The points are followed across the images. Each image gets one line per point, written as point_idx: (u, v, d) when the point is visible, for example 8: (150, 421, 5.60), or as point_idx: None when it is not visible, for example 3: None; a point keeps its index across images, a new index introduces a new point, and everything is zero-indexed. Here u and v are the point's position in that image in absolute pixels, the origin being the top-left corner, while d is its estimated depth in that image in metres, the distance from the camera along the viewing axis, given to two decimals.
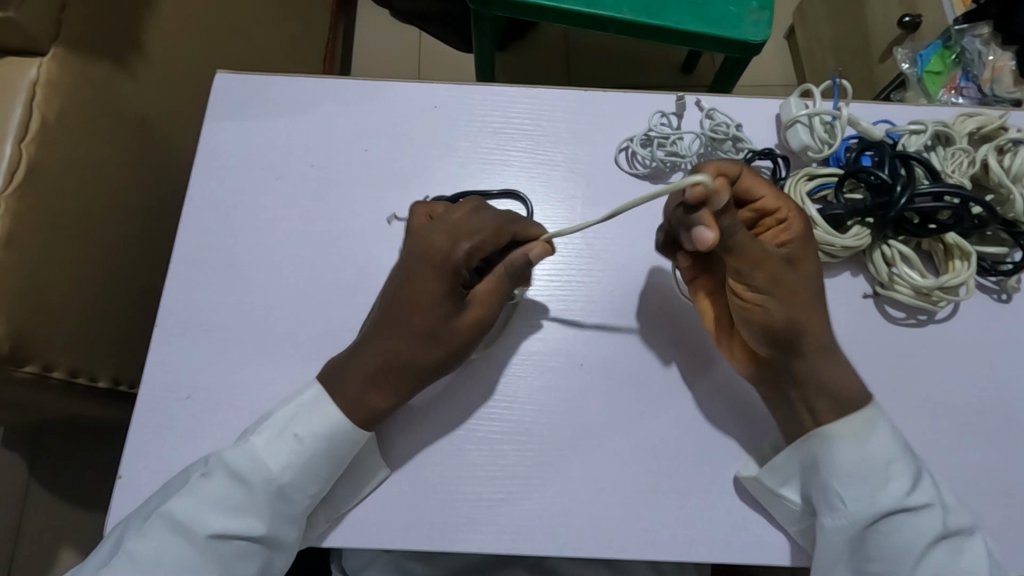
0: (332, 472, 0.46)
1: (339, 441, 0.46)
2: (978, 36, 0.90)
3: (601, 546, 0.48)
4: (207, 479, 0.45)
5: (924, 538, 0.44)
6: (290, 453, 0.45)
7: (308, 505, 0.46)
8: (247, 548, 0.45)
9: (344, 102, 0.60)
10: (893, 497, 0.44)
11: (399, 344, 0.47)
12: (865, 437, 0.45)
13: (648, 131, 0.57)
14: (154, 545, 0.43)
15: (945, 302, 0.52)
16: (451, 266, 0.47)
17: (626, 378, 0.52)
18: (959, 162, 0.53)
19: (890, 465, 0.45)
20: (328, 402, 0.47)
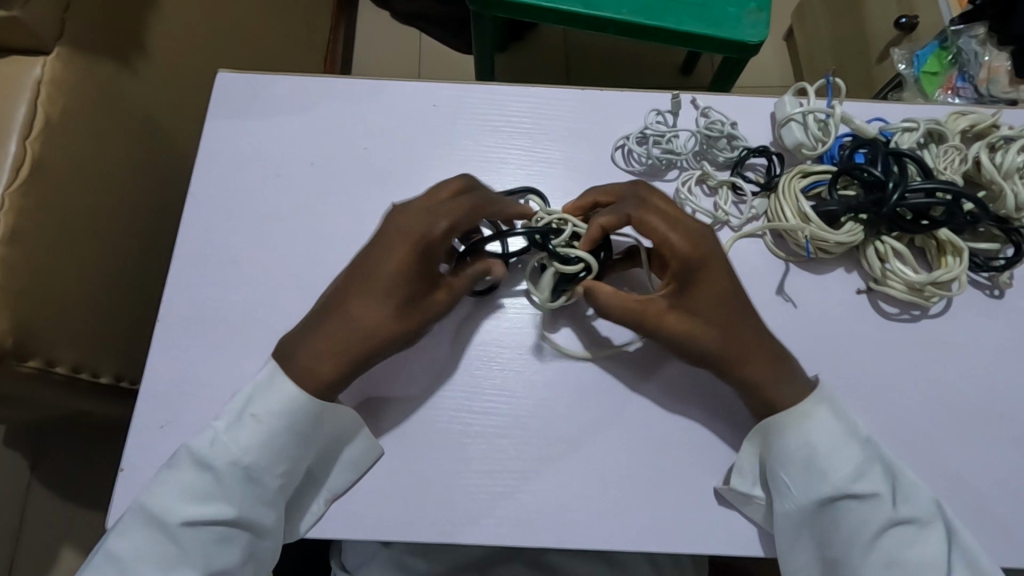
0: (296, 448, 0.46)
1: (296, 416, 0.46)
2: (974, 37, 0.91)
3: (598, 538, 0.48)
4: (176, 470, 0.45)
5: (871, 525, 0.44)
6: (250, 433, 0.45)
7: (279, 485, 0.46)
8: (227, 532, 0.45)
9: (345, 101, 0.61)
10: (838, 485, 0.45)
11: (361, 312, 0.46)
12: (805, 426, 0.46)
13: (644, 130, 0.58)
14: (133, 539, 0.44)
15: (938, 297, 0.53)
16: (423, 248, 0.47)
17: (623, 375, 0.52)
18: (951, 159, 0.54)
19: (834, 454, 0.46)
20: (281, 377, 0.47)
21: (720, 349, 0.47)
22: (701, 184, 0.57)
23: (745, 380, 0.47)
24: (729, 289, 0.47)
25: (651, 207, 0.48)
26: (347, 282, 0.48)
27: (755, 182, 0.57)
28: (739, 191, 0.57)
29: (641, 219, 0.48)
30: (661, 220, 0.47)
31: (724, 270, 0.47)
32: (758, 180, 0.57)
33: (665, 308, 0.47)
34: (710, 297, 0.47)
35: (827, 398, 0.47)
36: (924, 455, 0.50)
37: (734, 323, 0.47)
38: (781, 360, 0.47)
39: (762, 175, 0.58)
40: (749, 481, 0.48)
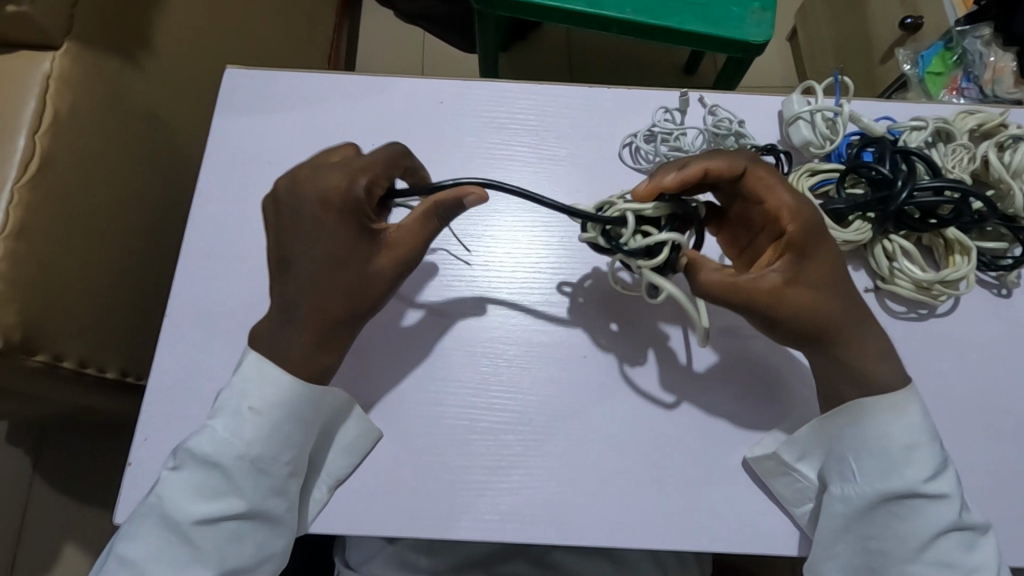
0: (298, 436, 0.46)
1: (295, 405, 0.45)
2: (980, 37, 0.91)
3: (605, 535, 0.48)
4: (180, 469, 0.45)
5: (937, 525, 0.44)
6: (252, 427, 0.44)
7: (287, 473, 0.45)
8: (240, 528, 0.44)
9: (352, 98, 0.61)
10: (911, 482, 0.44)
11: (309, 290, 0.45)
12: (893, 420, 0.45)
13: (652, 127, 0.58)
14: (146, 542, 0.43)
15: (945, 297, 0.53)
16: (351, 205, 0.46)
17: (630, 371, 0.52)
18: (960, 158, 0.54)
19: (913, 450, 0.45)
20: (271, 368, 0.45)
21: (832, 325, 0.46)
22: None
23: (844, 354, 0.46)
24: (838, 262, 0.47)
25: (767, 170, 0.47)
26: (297, 260, 0.46)
27: None
28: None
29: (756, 180, 0.47)
30: (780, 182, 0.46)
31: (834, 244, 0.47)
32: None
33: (780, 279, 0.45)
34: (825, 267, 0.46)
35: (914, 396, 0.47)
36: None
37: (843, 296, 0.46)
38: (878, 334, 0.47)
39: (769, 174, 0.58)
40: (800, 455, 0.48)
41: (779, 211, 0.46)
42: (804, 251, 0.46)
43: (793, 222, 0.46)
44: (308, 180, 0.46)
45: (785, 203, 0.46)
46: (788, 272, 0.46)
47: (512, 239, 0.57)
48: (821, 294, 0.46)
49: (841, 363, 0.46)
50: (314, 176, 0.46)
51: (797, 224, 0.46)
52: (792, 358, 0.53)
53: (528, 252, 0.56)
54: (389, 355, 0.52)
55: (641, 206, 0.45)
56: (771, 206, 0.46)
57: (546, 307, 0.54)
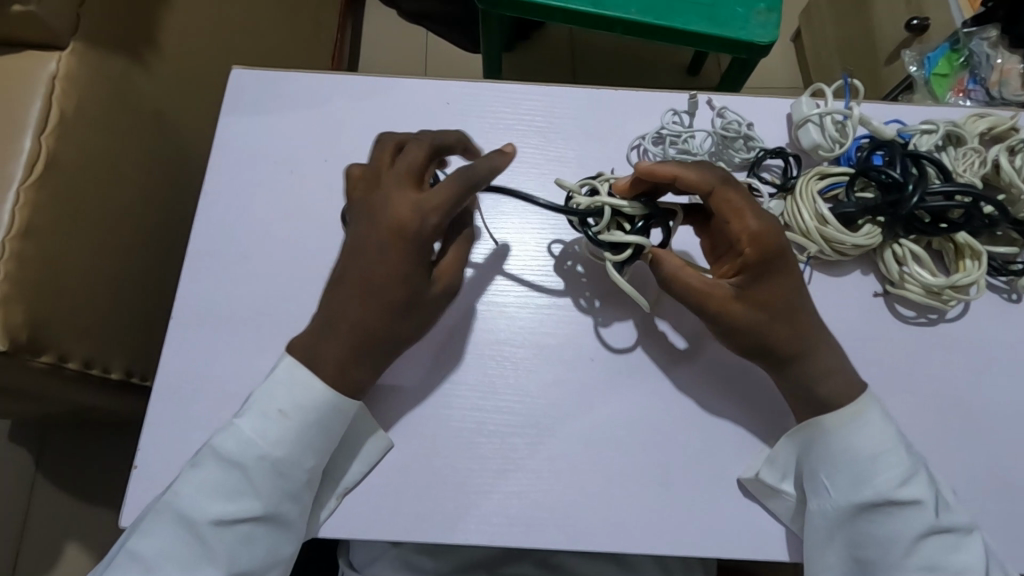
0: (323, 443, 0.46)
1: (322, 411, 0.45)
2: (986, 39, 0.91)
3: (611, 539, 0.48)
4: (199, 467, 0.45)
5: (915, 531, 0.44)
6: (280, 428, 0.45)
7: (305, 480, 0.46)
8: (252, 531, 0.44)
9: (358, 99, 0.61)
10: (883, 490, 0.44)
11: (359, 313, 0.46)
12: (857, 429, 0.46)
13: (660, 130, 0.57)
14: (157, 540, 0.43)
15: (955, 301, 0.52)
16: (413, 241, 0.46)
17: (637, 374, 0.52)
18: (970, 162, 0.53)
19: (880, 457, 0.45)
20: (303, 371, 0.46)
21: (779, 350, 0.46)
22: None
23: (801, 372, 0.46)
24: (798, 282, 0.47)
25: (734, 188, 0.47)
26: (349, 283, 0.46)
27: (771, 183, 0.56)
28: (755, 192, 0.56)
29: (723, 199, 0.46)
30: (744, 202, 0.46)
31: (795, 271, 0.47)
32: (774, 180, 0.57)
33: (730, 294, 0.46)
34: (779, 293, 0.46)
35: (875, 402, 0.47)
36: (937, 459, 0.50)
37: (797, 317, 0.46)
38: (832, 358, 0.47)
39: (778, 177, 0.58)
40: (779, 475, 0.48)
41: (740, 235, 0.46)
42: (758, 278, 0.46)
43: (750, 250, 0.46)
44: (379, 205, 0.47)
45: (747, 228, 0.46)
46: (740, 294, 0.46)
47: (520, 240, 0.56)
48: (769, 322, 0.46)
49: (797, 378, 0.47)
50: (386, 204, 0.47)
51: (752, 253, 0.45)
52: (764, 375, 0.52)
53: (535, 254, 0.56)
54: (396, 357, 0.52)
55: (619, 202, 0.46)
56: (736, 228, 0.46)
57: (554, 309, 0.54)
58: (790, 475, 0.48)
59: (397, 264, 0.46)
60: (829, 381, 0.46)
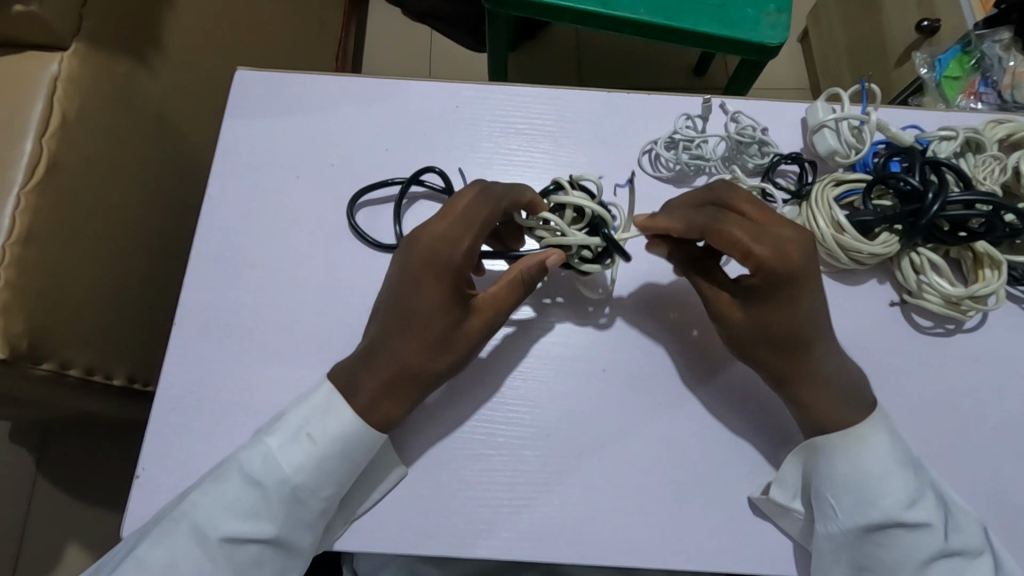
0: (344, 475, 0.45)
1: (351, 441, 0.45)
2: (998, 41, 0.90)
3: (624, 554, 0.47)
4: (222, 482, 0.44)
5: (921, 554, 0.43)
6: (303, 455, 0.44)
7: (322, 509, 0.45)
8: (262, 553, 0.44)
9: (364, 102, 0.60)
10: (889, 512, 0.43)
11: (398, 353, 0.46)
12: (861, 450, 0.44)
13: (673, 134, 0.56)
14: (169, 550, 0.42)
15: (975, 312, 0.51)
16: (449, 267, 0.45)
17: (649, 385, 0.51)
18: (991, 169, 0.52)
19: (886, 479, 0.44)
20: (340, 402, 0.46)
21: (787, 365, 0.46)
22: None
23: (798, 400, 0.46)
24: (814, 308, 0.44)
25: (732, 218, 0.44)
26: (388, 318, 0.47)
27: (786, 189, 0.56)
28: (770, 198, 0.55)
29: (717, 235, 0.44)
30: (746, 236, 0.43)
31: (810, 291, 0.44)
32: (789, 186, 0.56)
33: (733, 302, 0.47)
34: (788, 313, 0.44)
35: (882, 421, 0.46)
36: (958, 474, 0.49)
37: (804, 345, 0.45)
38: (826, 385, 0.45)
39: (793, 183, 0.56)
40: (790, 495, 0.47)
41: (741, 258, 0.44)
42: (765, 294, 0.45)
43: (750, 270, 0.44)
44: (414, 240, 0.46)
45: (749, 251, 0.43)
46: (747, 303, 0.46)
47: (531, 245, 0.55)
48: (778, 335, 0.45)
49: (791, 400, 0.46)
50: (420, 233, 0.46)
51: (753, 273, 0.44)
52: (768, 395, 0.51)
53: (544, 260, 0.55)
54: None
55: (587, 239, 0.47)
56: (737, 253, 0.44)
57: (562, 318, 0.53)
58: (799, 495, 0.47)
59: (440, 300, 0.46)
60: (817, 410, 0.45)
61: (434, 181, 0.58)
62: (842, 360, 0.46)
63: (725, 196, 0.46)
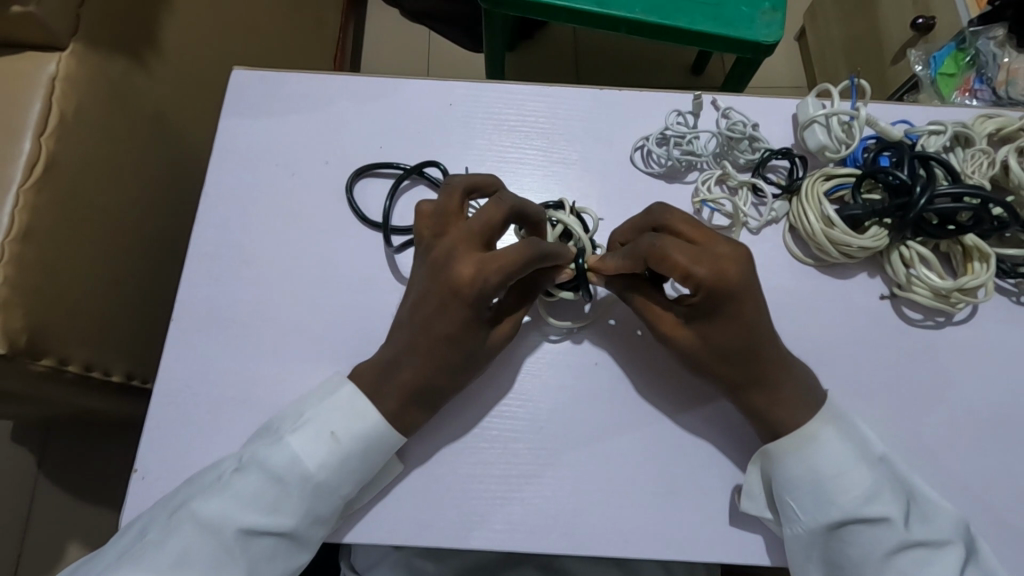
0: (364, 473, 0.46)
1: (375, 442, 0.46)
2: (992, 38, 0.90)
3: (616, 545, 0.47)
4: (244, 474, 0.44)
5: (883, 547, 0.43)
6: (327, 452, 0.45)
7: (339, 506, 0.46)
8: (277, 547, 0.44)
9: (359, 100, 0.60)
10: (847, 508, 0.44)
11: (420, 364, 0.46)
12: (812, 450, 0.45)
13: (664, 131, 0.57)
14: (182, 541, 0.42)
15: (964, 304, 0.51)
16: (473, 299, 0.45)
17: (641, 379, 0.52)
18: (979, 163, 0.52)
19: (841, 477, 0.45)
20: (363, 402, 0.47)
21: (743, 376, 0.46)
22: (721, 184, 0.56)
23: (761, 402, 0.46)
24: (759, 319, 0.45)
25: (670, 242, 0.44)
26: (413, 341, 0.47)
27: (776, 184, 0.56)
28: (760, 193, 0.56)
29: (660, 258, 0.44)
30: (685, 258, 0.43)
31: (755, 303, 0.44)
32: (779, 182, 0.56)
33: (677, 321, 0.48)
34: (736, 324, 0.45)
35: (834, 419, 0.46)
36: (947, 465, 0.49)
37: (753, 354, 0.45)
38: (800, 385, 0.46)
39: (784, 178, 0.57)
40: (760, 506, 0.47)
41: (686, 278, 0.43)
42: (716, 308, 0.44)
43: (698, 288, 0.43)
44: (438, 262, 0.46)
45: (692, 268, 0.43)
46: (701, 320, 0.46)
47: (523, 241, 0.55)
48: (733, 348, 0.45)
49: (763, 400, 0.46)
50: (446, 259, 0.46)
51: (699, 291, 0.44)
52: None
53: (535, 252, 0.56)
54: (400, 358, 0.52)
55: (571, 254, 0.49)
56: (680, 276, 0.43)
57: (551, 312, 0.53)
58: (767, 503, 0.47)
59: (465, 320, 0.46)
60: (784, 409, 0.46)
61: (437, 175, 0.59)
62: (797, 363, 0.47)
63: (660, 218, 0.47)
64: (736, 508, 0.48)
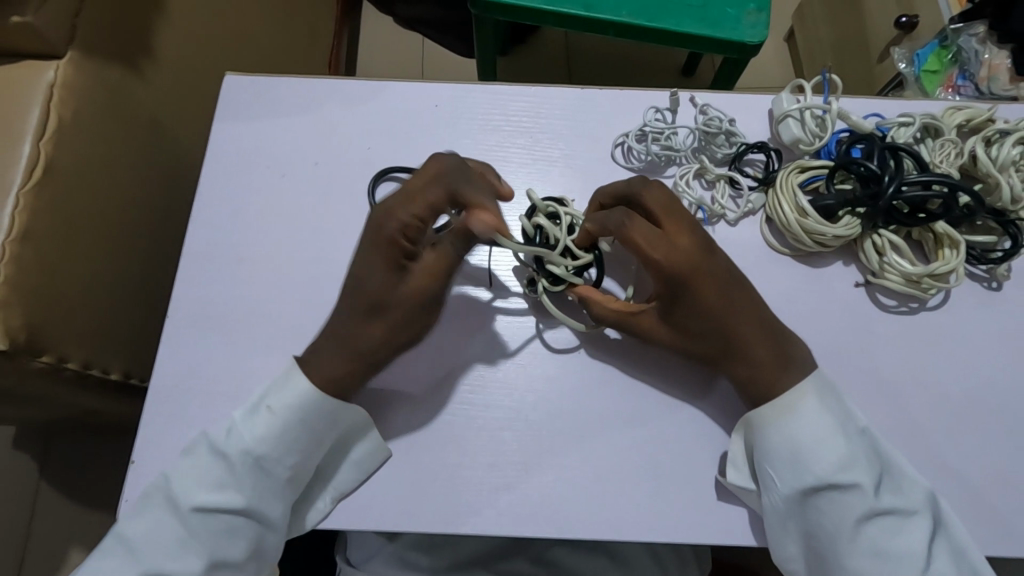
0: (307, 441, 0.48)
1: (308, 410, 0.47)
2: (974, 35, 0.92)
3: (600, 529, 0.49)
4: (191, 456, 0.47)
5: (852, 517, 0.45)
6: (265, 425, 0.47)
7: (288, 476, 0.47)
8: (235, 524, 0.46)
9: (349, 102, 0.62)
10: (822, 476, 0.45)
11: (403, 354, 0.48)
12: (794, 420, 0.47)
13: (643, 127, 0.58)
14: (145, 521, 0.46)
15: (935, 290, 0.53)
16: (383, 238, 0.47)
17: (625, 368, 0.53)
18: (947, 153, 0.54)
19: (821, 445, 0.46)
20: (295, 372, 0.48)
21: (721, 349, 0.48)
22: (699, 178, 0.58)
23: (737, 376, 0.48)
24: (720, 293, 0.47)
25: (637, 225, 0.48)
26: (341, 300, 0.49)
27: (753, 177, 0.58)
28: (736, 185, 0.57)
29: (626, 239, 0.48)
30: (643, 240, 0.47)
31: (718, 277, 0.47)
32: (756, 174, 0.58)
33: (653, 314, 0.50)
34: (701, 305, 0.47)
35: (820, 390, 0.48)
36: (922, 444, 0.50)
37: (729, 327, 0.47)
38: (778, 366, 0.47)
39: (760, 171, 0.58)
40: (744, 475, 0.48)
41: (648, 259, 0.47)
42: (682, 284, 0.47)
43: (661, 263, 0.47)
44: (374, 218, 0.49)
45: (652, 249, 0.47)
46: (672, 301, 0.48)
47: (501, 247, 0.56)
48: (707, 326, 0.48)
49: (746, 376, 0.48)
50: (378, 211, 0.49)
51: (664, 266, 0.47)
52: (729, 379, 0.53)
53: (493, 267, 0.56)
54: None
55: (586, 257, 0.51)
56: (645, 257, 0.47)
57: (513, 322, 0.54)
58: (750, 474, 0.49)
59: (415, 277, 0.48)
60: (763, 384, 0.47)
61: None
62: (777, 340, 0.48)
63: (636, 196, 0.49)
64: (721, 483, 0.50)
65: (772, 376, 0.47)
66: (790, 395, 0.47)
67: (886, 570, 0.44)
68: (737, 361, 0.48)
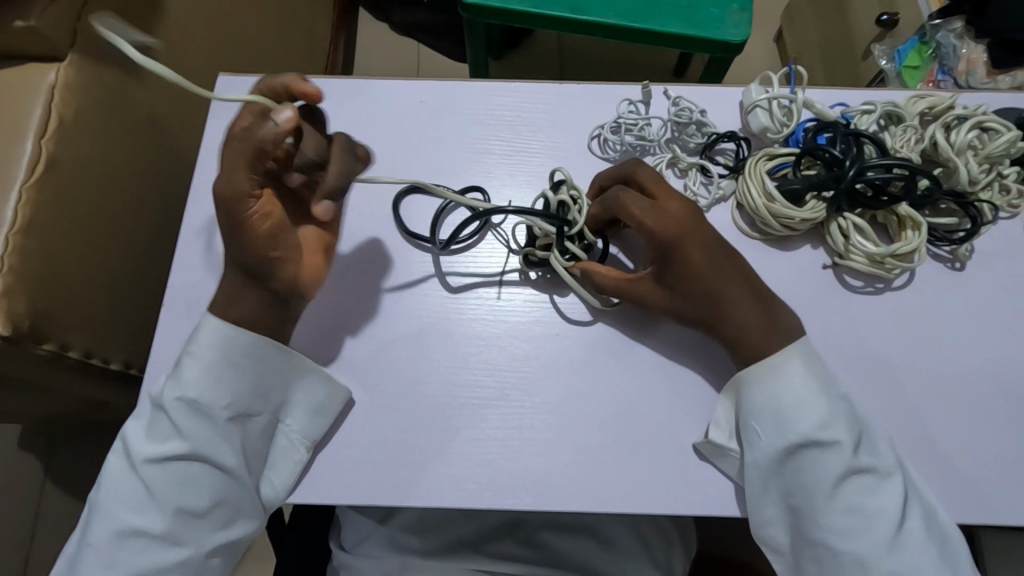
0: (237, 379, 0.50)
1: (229, 347, 0.50)
2: (952, 31, 0.95)
3: (578, 502, 0.51)
4: (139, 417, 0.50)
5: (832, 474, 0.47)
6: (193, 369, 0.49)
7: (229, 416, 0.49)
8: (191, 471, 0.48)
9: (338, 100, 0.65)
10: (804, 434, 0.47)
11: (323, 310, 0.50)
12: (778, 379, 0.49)
13: (618, 119, 0.61)
14: (112, 484, 0.49)
15: (899, 270, 0.55)
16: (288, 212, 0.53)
17: (602, 349, 0.55)
18: (908, 138, 0.57)
19: (802, 403, 0.48)
20: (209, 318, 0.51)
21: (710, 314, 0.50)
22: (673, 167, 0.61)
23: (727, 338, 0.50)
24: (710, 261, 0.50)
25: (635, 195, 0.51)
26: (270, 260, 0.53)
27: (724, 165, 0.60)
28: (708, 173, 0.60)
29: (623, 211, 0.51)
30: (640, 209, 0.50)
31: (709, 242, 0.50)
32: (727, 163, 0.60)
33: (649, 281, 0.52)
34: (693, 269, 0.50)
35: (804, 352, 0.50)
36: (889, 418, 0.52)
37: (718, 294, 0.50)
38: (761, 333, 0.49)
39: (731, 159, 0.61)
40: (726, 436, 0.51)
41: (643, 226, 0.50)
42: (676, 248, 0.50)
43: (654, 229, 0.50)
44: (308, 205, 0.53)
45: (647, 216, 0.50)
46: (667, 265, 0.50)
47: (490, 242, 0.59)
48: (701, 288, 0.50)
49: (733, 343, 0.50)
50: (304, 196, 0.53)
51: (658, 231, 0.49)
52: (702, 358, 0.55)
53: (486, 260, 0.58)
54: (370, 333, 0.55)
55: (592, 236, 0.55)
56: (638, 225, 0.50)
57: (500, 311, 0.56)
58: (732, 433, 0.51)
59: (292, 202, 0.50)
60: (751, 349, 0.50)
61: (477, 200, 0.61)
62: (759, 308, 0.50)
63: (631, 172, 0.53)
64: (701, 448, 0.52)
65: (757, 342, 0.49)
66: (781, 355, 0.49)
67: (860, 523, 0.46)
68: (722, 329, 0.50)
